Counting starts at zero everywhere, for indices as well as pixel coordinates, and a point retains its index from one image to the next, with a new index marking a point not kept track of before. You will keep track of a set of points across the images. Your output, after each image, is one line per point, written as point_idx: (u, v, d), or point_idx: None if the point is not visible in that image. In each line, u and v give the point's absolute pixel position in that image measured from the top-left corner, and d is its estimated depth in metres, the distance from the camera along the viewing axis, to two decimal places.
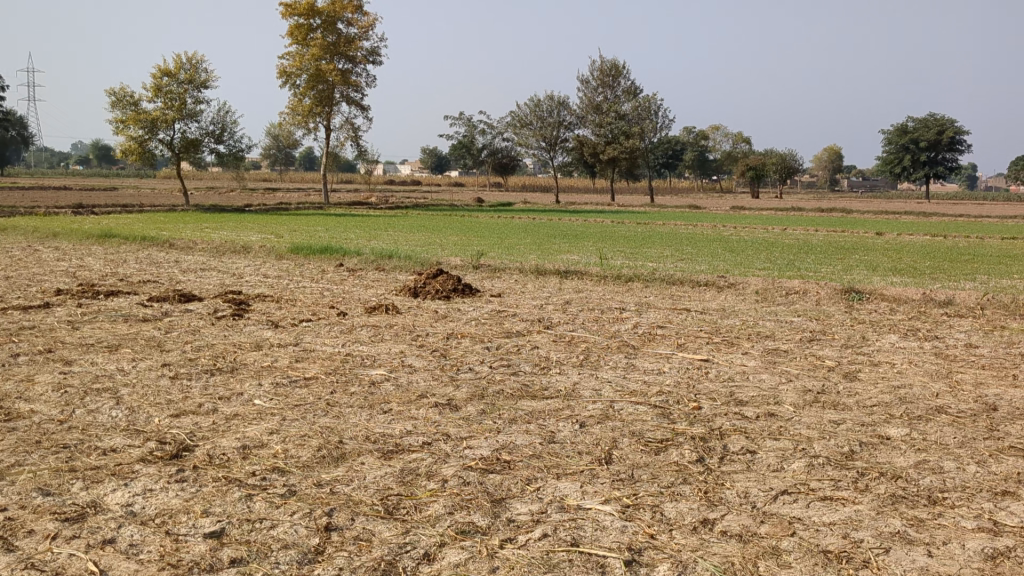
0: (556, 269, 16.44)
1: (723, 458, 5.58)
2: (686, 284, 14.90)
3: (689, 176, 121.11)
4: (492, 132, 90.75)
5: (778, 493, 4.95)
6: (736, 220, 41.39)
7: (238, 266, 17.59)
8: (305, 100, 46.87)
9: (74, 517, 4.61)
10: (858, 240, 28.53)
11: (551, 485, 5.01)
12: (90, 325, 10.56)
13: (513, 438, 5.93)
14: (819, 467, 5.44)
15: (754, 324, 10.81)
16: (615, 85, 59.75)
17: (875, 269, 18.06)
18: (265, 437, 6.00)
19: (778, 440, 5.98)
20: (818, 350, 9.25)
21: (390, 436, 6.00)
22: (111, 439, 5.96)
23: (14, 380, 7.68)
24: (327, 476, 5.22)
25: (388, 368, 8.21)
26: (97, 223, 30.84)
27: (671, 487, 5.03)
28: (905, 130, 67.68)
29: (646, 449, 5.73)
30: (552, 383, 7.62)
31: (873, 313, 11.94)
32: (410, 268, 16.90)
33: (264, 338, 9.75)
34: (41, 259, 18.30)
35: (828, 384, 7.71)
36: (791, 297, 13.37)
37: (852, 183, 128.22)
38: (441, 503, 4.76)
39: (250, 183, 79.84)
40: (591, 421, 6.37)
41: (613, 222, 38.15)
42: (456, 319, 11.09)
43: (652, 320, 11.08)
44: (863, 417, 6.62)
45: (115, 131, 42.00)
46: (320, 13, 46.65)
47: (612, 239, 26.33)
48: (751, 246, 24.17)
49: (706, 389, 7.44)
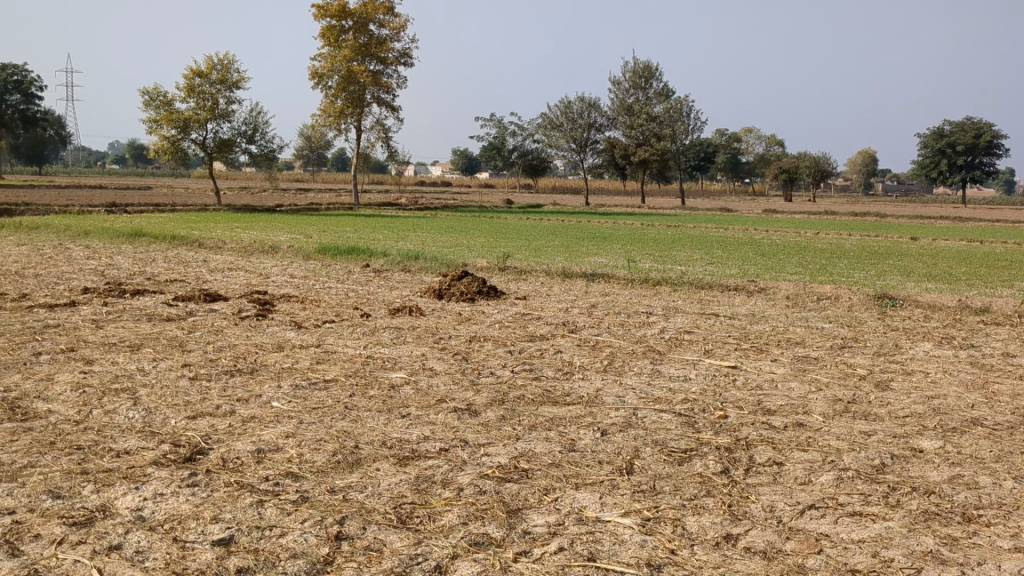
0: (582, 272, 16.22)
1: (749, 470, 5.40)
2: (715, 288, 14.69)
3: (721, 177, 120.38)
4: (523, 133, 90.83)
5: (805, 507, 4.78)
6: (777, 224, 40.13)
7: (265, 266, 17.53)
8: (337, 101, 46.91)
9: (82, 521, 4.52)
10: (894, 244, 28.06)
11: (569, 497, 4.87)
12: (114, 324, 10.52)
13: (532, 445, 5.80)
14: (849, 480, 5.25)
15: (784, 331, 10.59)
16: (647, 86, 59.11)
17: (908, 274, 17.73)
18: (281, 440, 5.90)
19: (806, 451, 5.80)
20: (850, 357, 9.04)
21: (407, 442, 5.88)
22: (125, 441, 5.87)
23: (33, 379, 7.63)
24: (341, 482, 5.11)
25: (409, 372, 8.09)
26: (128, 220, 31.04)
27: (693, 499, 4.87)
28: (941, 134, 66.81)
29: (669, 460, 5.56)
30: (575, 389, 7.46)
31: (908, 320, 11.68)
32: (436, 270, 16.83)
33: (286, 339, 9.68)
34: (71, 258, 18.37)
35: (859, 394, 7.49)
36: (823, 302, 13.13)
37: (887, 185, 127.33)
38: (455, 512, 4.63)
39: (283, 184, 80.08)
40: (614, 429, 6.22)
41: (645, 224, 37.89)
42: (480, 322, 10.96)
43: (679, 325, 10.88)
44: (895, 429, 6.40)
45: (149, 130, 42.28)
46: (352, 14, 46.77)
47: (641, 241, 26.21)
48: (783, 250, 23.92)
49: (733, 398, 7.26)
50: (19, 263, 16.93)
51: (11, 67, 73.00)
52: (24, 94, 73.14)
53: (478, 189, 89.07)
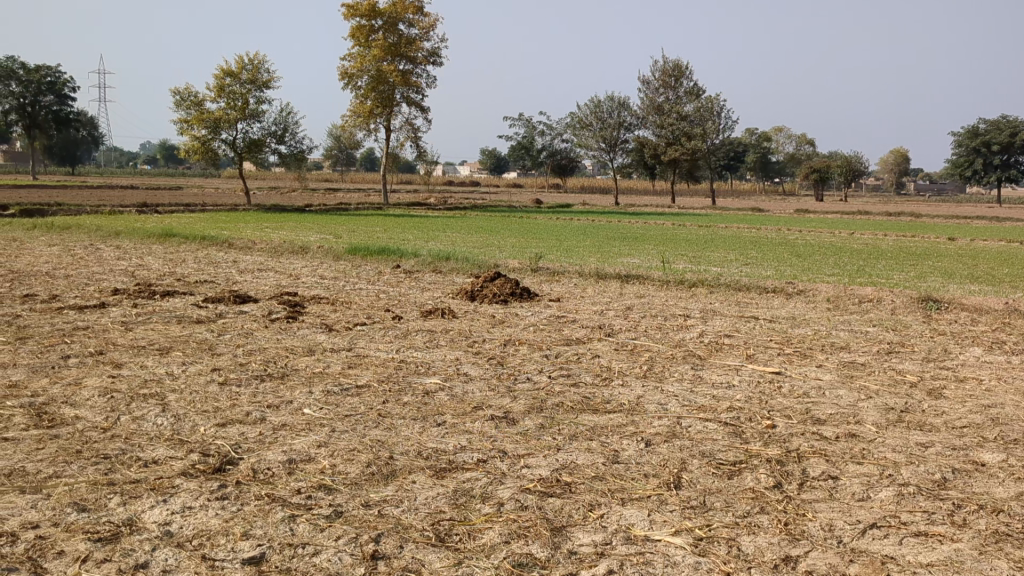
0: (616, 273, 15.97)
1: (803, 485, 5.13)
2: (753, 290, 14.36)
3: (751, 176, 119.64)
4: (551, 133, 90.74)
5: (866, 527, 4.51)
6: (810, 224, 39.65)
7: (297, 267, 17.43)
8: (367, 101, 46.84)
9: (107, 537, 4.34)
10: (931, 244, 27.50)
11: (616, 513, 4.62)
12: (142, 326, 10.41)
13: (574, 457, 5.55)
14: (910, 497, 4.96)
15: (828, 335, 10.29)
16: (678, 85, 58.67)
17: (951, 276, 17.30)
18: (313, 450, 5.70)
19: (861, 464, 5.52)
20: (897, 364, 8.71)
21: (443, 452, 5.66)
22: (153, 450, 5.70)
23: (61, 384, 7.48)
24: (377, 496, 4.89)
25: (443, 377, 7.88)
26: (159, 220, 31.07)
27: (748, 517, 4.61)
28: (976, 132, 65.80)
29: (718, 473, 5.31)
30: (614, 397, 7.21)
31: (954, 323, 11.33)
32: (468, 271, 16.63)
33: (318, 343, 9.47)
34: (103, 258, 18.46)
35: (912, 402, 7.19)
36: (865, 305, 12.81)
37: (919, 184, 126.00)
38: (497, 531, 4.40)
39: (313, 184, 80.52)
40: (658, 440, 5.96)
41: (677, 224, 37.47)
42: (513, 325, 10.71)
43: (718, 328, 10.60)
44: (954, 441, 6.10)
45: (180, 131, 42.45)
46: (382, 14, 46.74)
47: (674, 241, 25.93)
48: (818, 250, 23.56)
49: (780, 406, 6.97)
50: (52, 263, 17.00)
51: (46, 68, 73.59)
52: (58, 94, 73.70)
53: (507, 189, 88.96)
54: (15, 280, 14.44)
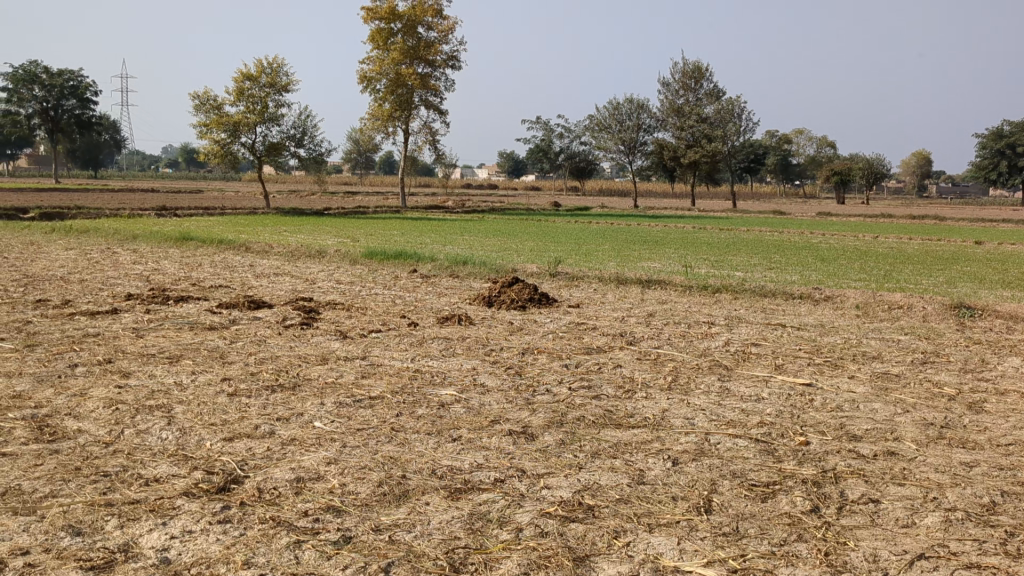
0: (637, 277, 15.63)
1: (842, 509, 4.81)
2: (779, 296, 14.00)
3: (771, 180, 118.60)
4: (570, 135, 90.48)
5: (914, 558, 4.19)
6: (832, 227, 39.08)
7: (312, 271, 17.18)
8: (385, 105, 46.81)
9: (100, 565, 4.06)
10: (958, 249, 26.97)
11: (642, 541, 4.32)
12: (153, 334, 10.13)
13: (597, 477, 5.24)
14: (958, 523, 4.63)
15: (858, 344, 9.93)
16: (698, 88, 58.09)
17: (980, 281, 16.78)
18: (322, 468, 5.42)
19: (904, 486, 5.19)
20: (934, 375, 8.36)
21: (459, 471, 5.37)
22: (155, 467, 5.43)
23: (66, 395, 7.20)
24: (388, 519, 4.60)
25: (459, 389, 7.55)
26: (176, 225, 30.86)
27: (785, 545, 4.30)
28: (1001, 134, 64.81)
29: (751, 496, 4.98)
30: (638, 410, 6.90)
31: (989, 332, 10.94)
32: (484, 275, 16.31)
33: (330, 351, 9.18)
34: (117, 263, 18.20)
35: (951, 417, 6.83)
36: (894, 312, 12.41)
37: (942, 189, 124.78)
38: (516, 560, 4.11)
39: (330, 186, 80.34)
40: (686, 458, 5.65)
41: (699, 229, 36.87)
42: (532, 333, 10.39)
43: (744, 337, 10.24)
44: (1000, 460, 5.76)
45: (199, 134, 42.43)
46: (400, 17, 46.57)
47: (695, 245, 25.54)
48: (842, 255, 23.06)
49: (813, 421, 6.64)
50: (67, 268, 16.82)
51: (67, 72, 73.69)
52: (80, 99, 73.89)
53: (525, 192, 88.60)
54: (29, 284, 14.25)
